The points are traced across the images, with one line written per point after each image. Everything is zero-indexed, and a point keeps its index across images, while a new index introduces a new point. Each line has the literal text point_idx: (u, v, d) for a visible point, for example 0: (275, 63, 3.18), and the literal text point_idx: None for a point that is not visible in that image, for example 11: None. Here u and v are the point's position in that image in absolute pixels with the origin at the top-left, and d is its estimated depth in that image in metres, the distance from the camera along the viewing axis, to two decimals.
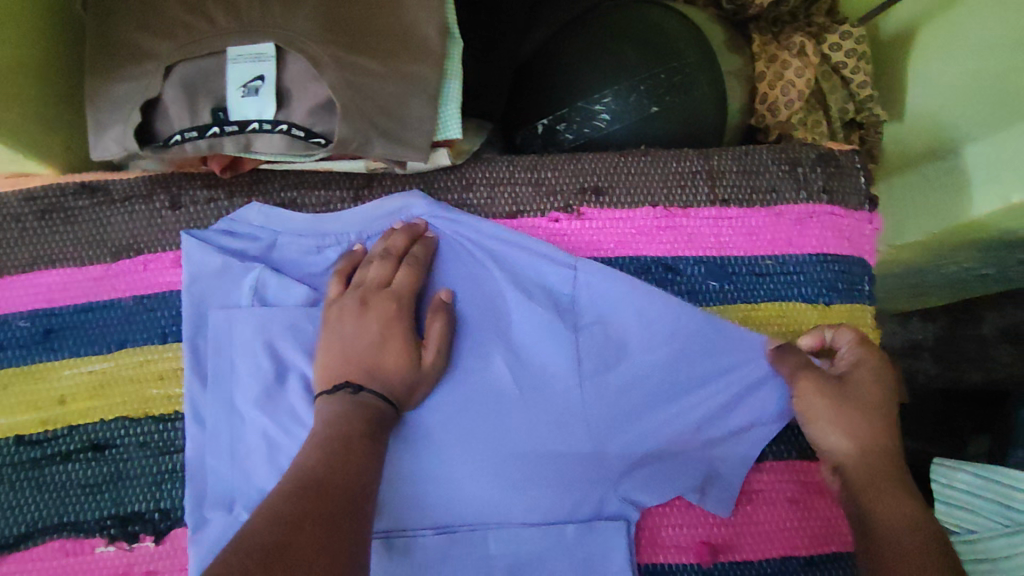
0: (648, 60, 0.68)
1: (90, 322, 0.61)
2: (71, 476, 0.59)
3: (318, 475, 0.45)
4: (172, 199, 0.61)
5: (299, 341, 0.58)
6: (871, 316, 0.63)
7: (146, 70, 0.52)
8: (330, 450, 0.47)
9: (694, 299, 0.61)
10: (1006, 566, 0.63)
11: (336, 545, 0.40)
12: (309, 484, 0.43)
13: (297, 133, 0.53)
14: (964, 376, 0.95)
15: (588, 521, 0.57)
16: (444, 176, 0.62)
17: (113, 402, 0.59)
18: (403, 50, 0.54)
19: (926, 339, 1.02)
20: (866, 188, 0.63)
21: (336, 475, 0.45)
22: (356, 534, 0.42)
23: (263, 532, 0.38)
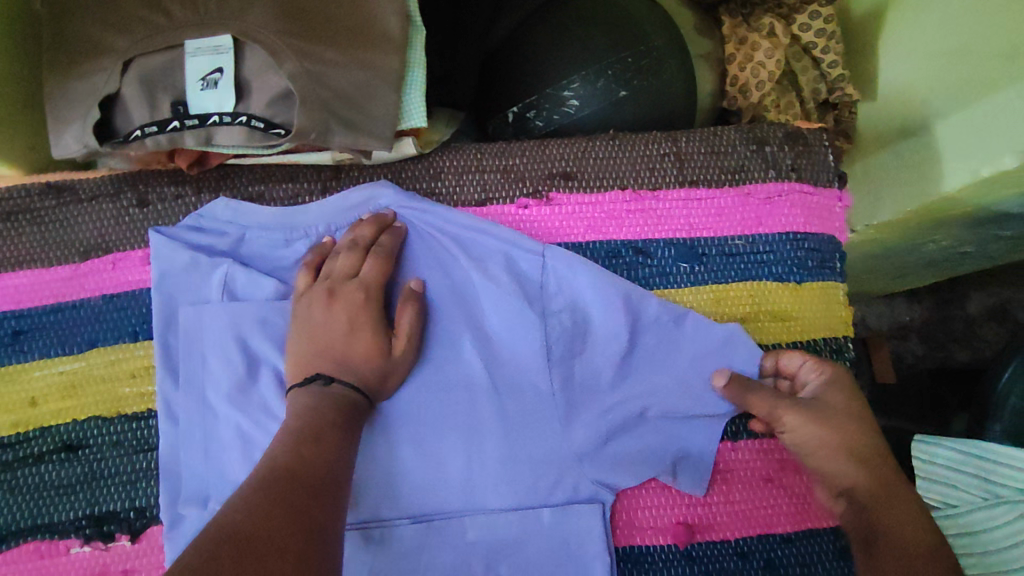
0: (616, 44, 0.68)
1: (60, 323, 0.60)
2: (45, 477, 0.58)
3: (287, 464, 0.44)
4: (139, 197, 0.61)
5: (270, 334, 0.58)
6: (844, 293, 0.63)
7: (104, 66, 0.52)
8: (299, 440, 0.46)
9: (665, 281, 0.61)
10: (988, 538, 0.64)
11: (304, 533, 0.39)
12: (277, 474, 0.43)
13: (256, 124, 0.52)
14: (952, 356, 1.02)
15: (564, 506, 0.57)
16: (411, 165, 0.62)
17: (85, 401, 0.59)
18: (363, 40, 0.54)
19: (914, 320, 1.05)
20: (834, 166, 0.63)
21: (306, 463, 0.45)
22: (328, 521, 0.42)
23: (233, 522, 0.38)
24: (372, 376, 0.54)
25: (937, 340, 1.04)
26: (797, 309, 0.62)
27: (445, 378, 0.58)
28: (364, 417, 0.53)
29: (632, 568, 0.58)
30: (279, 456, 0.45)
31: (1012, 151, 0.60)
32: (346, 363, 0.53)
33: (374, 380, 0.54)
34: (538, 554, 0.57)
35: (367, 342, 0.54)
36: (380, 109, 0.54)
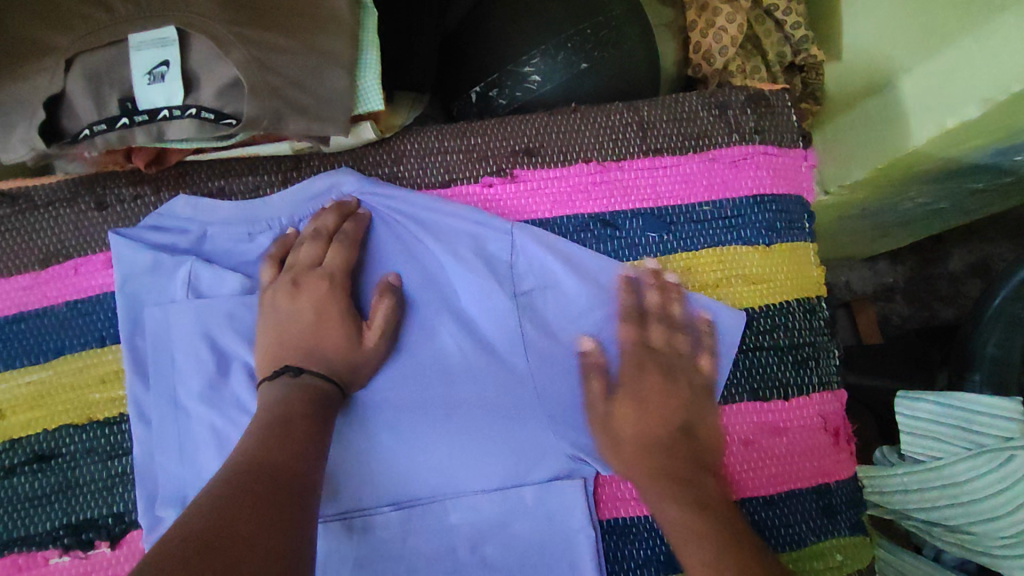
0: (575, 16, 0.67)
1: (24, 333, 0.59)
2: (20, 489, 0.57)
3: (255, 457, 0.44)
4: (97, 200, 0.60)
5: (238, 330, 0.57)
6: (815, 253, 0.63)
7: (44, 66, 0.50)
8: (270, 431, 0.46)
9: (635, 252, 0.61)
10: (971, 489, 0.65)
11: (274, 523, 0.39)
12: (247, 468, 0.42)
13: (208, 116, 0.52)
14: (936, 314, 1.04)
15: (544, 484, 0.57)
16: (372, 151, 0.61)
17: (55, 411, 0.58)
18: (311, 24, 0.53)
19: (897, 281, 1.06)
20: (797, 125, 0.63)
21: (274, 453, 0.44)
22: (299, 513, 0.41)
23: (198, 519, 0.37)
24: (342, 365, 0.53)
25: (922, 299, 1.05)
26: (769, 271, 0.62)
27: (418, 363, 0.57)
28: (337, 406, 0.52)
29: (617, 539, 0.57)
30: (246, 449, 0.45)
31: (976, 100, 0.60)
32: (315, 354, 0.52)
33: (345, 369, 0.53)
34: (523, 533, 0.56)
35: (338, 330, 0.54)
36: (333, 94, 0.54)
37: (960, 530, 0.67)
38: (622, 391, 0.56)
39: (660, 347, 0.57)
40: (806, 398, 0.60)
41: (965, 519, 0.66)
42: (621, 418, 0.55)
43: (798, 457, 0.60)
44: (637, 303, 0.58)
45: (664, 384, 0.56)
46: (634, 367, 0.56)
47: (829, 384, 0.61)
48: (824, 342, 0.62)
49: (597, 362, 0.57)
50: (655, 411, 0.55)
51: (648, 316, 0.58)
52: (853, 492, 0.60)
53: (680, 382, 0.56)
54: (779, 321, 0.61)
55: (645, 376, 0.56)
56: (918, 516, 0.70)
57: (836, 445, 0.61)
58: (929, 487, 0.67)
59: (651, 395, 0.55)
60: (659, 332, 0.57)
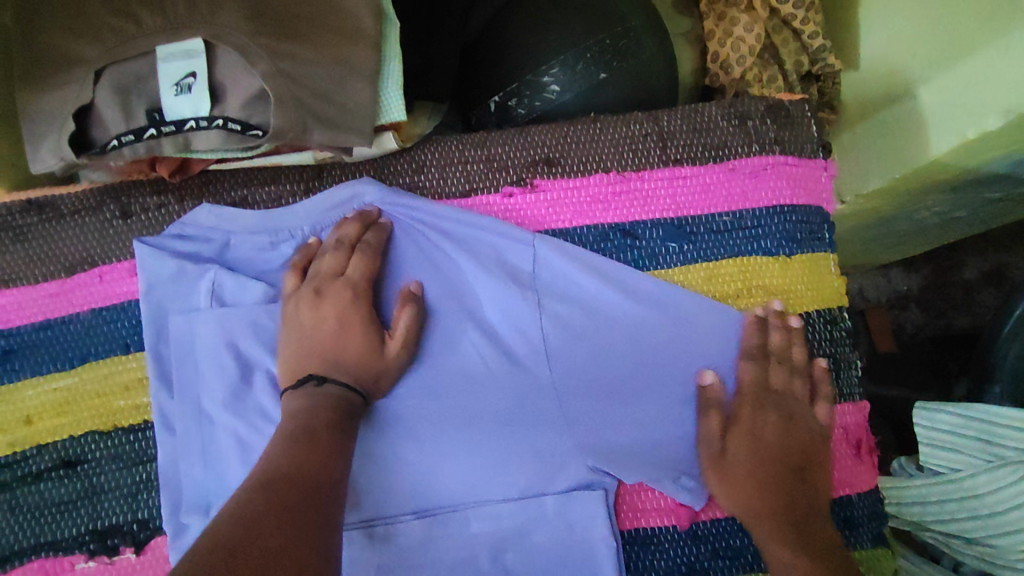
0: (593, 26, 0.68)
1: (50, 340, 0.60)
2: (46, 495, 0.58)
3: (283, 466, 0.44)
4: (122, 209, 0.60)
5: (261, 338, 0.58)
6: (835, 263, 0.63)
7: (77, 77, 0.52)
8: (297, 440, 0.46)
9: (655, 262, 0.61)
10: (991, 499, 0.64)
11: (305, 533, 0.39)
12: (273, 479, 0.43)
13: (233, 127, 0.52)
14: (952, 322, 1.03)
15: (565, 492, 0.57)
16: (393, 160, 0.62)
17: (80, 417, 0.59)
18: (336, 35, 0.53)
19: (912, 289, 1.05)
20: (817, 135, 0.63)
21: (299, 458, 0.45)
22: (326, 526, 0.41)
23: (228, 530, 0.37)
24: (364, 373, 0.54)
25: (937, 308, 1.04)
26: (789, 282, 0.62)
27: (439, 373, 0.58)
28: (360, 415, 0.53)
29: (639, 550, 0.58)
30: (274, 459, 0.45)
31: (997, 110, 0.60)
32: (337, 361, 0.53)
33: (367, 376, 0.54)
34: (543, 543, 0.56)
35: (361, 339, 0.54)
36: (357, 104, 0.54)
37: (981, 543, 0.67)
38: (742, 427, 0.55)
39: (779, 387, 0.57)
40: None
41: (986, 531, 0.66)
42: (737, 459, 0.54)
43: None
44: (777, 346, 0.58)
45: (784, 423, 0.55)
46: (752, 407, 0.56)
47: (850, 395, 0.61)
48: (845, 353, 0.61)
49: (716, 399, 0.56)
50: (769, 451, 0.54)
51: (768, 357, 0.57)
52: (874, 504, 0.60)
53: (796, 421, 0.56)
54: None
55: (764, 418, 0.55)
56: (938, 528, 0.70)
57: (857, 456, 0.60)
58: (949, 498, 0.68)
59: (768, 432, 0.55)
60: (782, 375, 0.57)
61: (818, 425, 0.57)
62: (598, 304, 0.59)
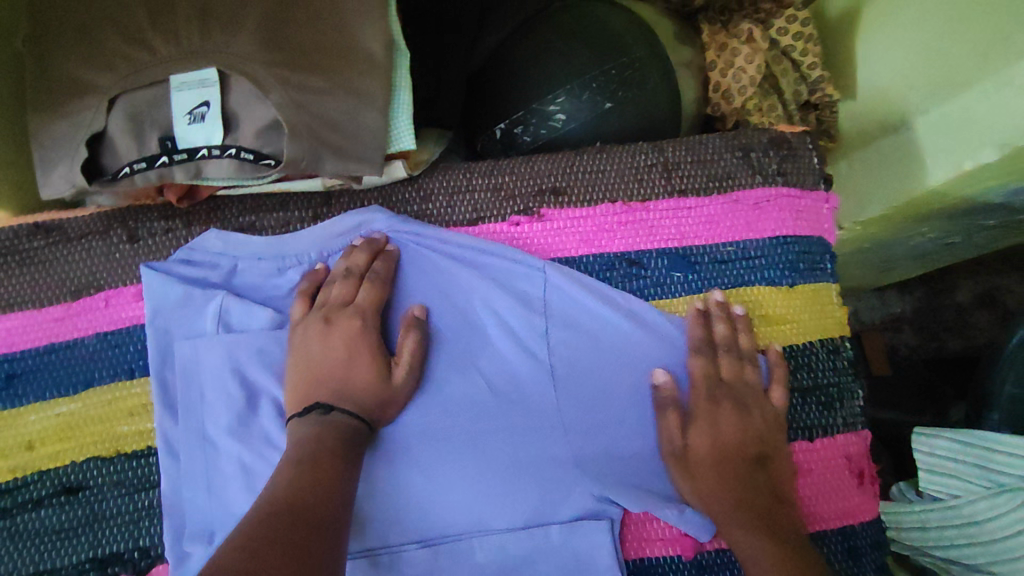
0: (598, 56, 0.69)
1: (54, 365, 0.59)
2: (45, 523, 0.56)
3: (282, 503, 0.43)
4: (129, 233, 0.61)
5: (268, 364, 0.58)
6: (837, 294, 0.64)
7: (90, 104, 0.52)
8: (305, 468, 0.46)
9: (661, 292, 0.62)
10: (990, 527, 0.66)
11: (307, 569, 0.39)
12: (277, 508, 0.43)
13: (247, 156, 0.53)
14: (945, 344, 1.04)
15: (572, 522, 0.57)
16: (402, 188, 0.62)
17: (83, 443, 0.58)
18: (347, 66, 0.54)
19: (906, 311, 1.07)
20: (819, 168, 0.64)
21: (299, 489, 0.45)
22: (330, 555, 0.41)
23: (236, 556, 0.37)
24: (371, 399, 0.54)
25: (931, 330, 1.06)
26: (792, 312, 0.62)
27: (445, 400, 0.58)
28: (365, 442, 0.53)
29: None
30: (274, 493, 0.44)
31: (992, 143, 0.62)
32: (346, 388, 0.53)
33: (374, 404, 0.54)
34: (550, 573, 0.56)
35: (370, 366, 0.54)
36: (367, 134, 0.55)
37: (979, 569, 0.68)
38: (700, 423, 0.57)
39: (729, 379, 0.58)
40: (830, 439, 0.61)
41: (985, 559, 0.67)
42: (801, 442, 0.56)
43: (820, 501, 0.60)
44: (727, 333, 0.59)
45: (739, 417, 0.56)
46: (707, 401, 0.57)
47: (853, 425, 0.61)
48: (849, 383, 0.62)
49: (671, 398, 0.57)
50: (754, 431, 0.56)
51: (716, 347, 0.59)
52: (877, 534, 0.60)
53: (751, 412, 0.57)
54: (802, 361, 0.62)
55: (720, 412, 0.57)
56: (937, 553, 0.72)
57: (859, 485, 0.61)
58: (948, 525, 0.70)
59: (725, 428, 0.56)
60: (730, 365, 0.58)
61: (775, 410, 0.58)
62: (602, 331, 0.60)
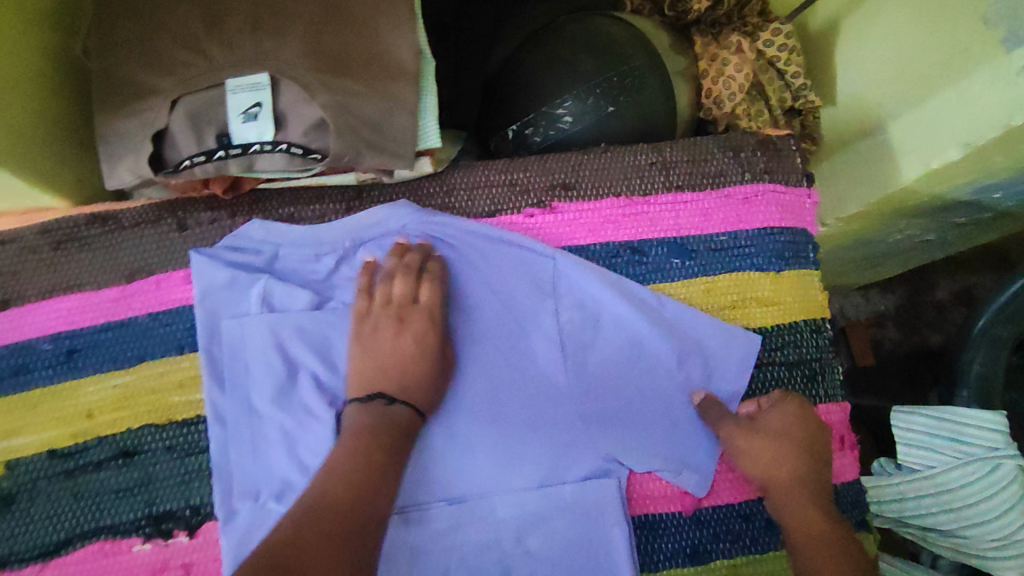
0: (601, 65, 0.76)
1: (109, 341, 0.65)
2: (105, 482, 0.62)
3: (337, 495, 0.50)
4: (179, 222, 0.67)
5: (308, 341, 0.64)
6: (819, 279, 0.71)
7: (152, 104, 0.58)
8: (361, 463, 0.53)
9: (661, 276, 0.69)
10: (963, 493, 0.74)
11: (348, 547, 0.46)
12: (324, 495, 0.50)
13: (297, 150, 0.59)
14: (926, 339, 1.12)
15: (583, 480, 0.63)
16: (427, 183, 0.69)
17: (137, 411, 0.63)
18: (381, 71, 0.60)
19: (889, 308, 1.15)
20: (802, 166, 0.71)
21: (349, 479, 0.51)
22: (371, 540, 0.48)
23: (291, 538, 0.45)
24: (423, 384, 0.61)
25: (912, 325, 1.13)
26: (778, 295, 0.69)
27: (467, 373, 0.65)
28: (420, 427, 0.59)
29: (647, 533, 0.63)
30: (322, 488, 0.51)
31: (956, 143, 0.69)
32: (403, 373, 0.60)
33: (424, 387, 0.61)
34: (564, 526, 0.62)
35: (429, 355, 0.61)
36: (400, 132, 0.61)
37: (955, 534, 0.76)
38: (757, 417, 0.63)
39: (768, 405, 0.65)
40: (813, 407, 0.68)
41: (958, 524, 0.75)
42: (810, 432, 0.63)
43: None
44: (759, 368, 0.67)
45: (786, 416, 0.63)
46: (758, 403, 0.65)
47: (834, 396, 0.68)
48: (829, 358, 0.69)
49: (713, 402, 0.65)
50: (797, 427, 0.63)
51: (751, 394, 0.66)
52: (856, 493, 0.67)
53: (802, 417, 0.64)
54: (788, 339, 0.68)
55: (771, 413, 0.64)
56: (917, 522, 0.78)
57: (840, 450, 0.68)
58: (925, 493, 0.76)
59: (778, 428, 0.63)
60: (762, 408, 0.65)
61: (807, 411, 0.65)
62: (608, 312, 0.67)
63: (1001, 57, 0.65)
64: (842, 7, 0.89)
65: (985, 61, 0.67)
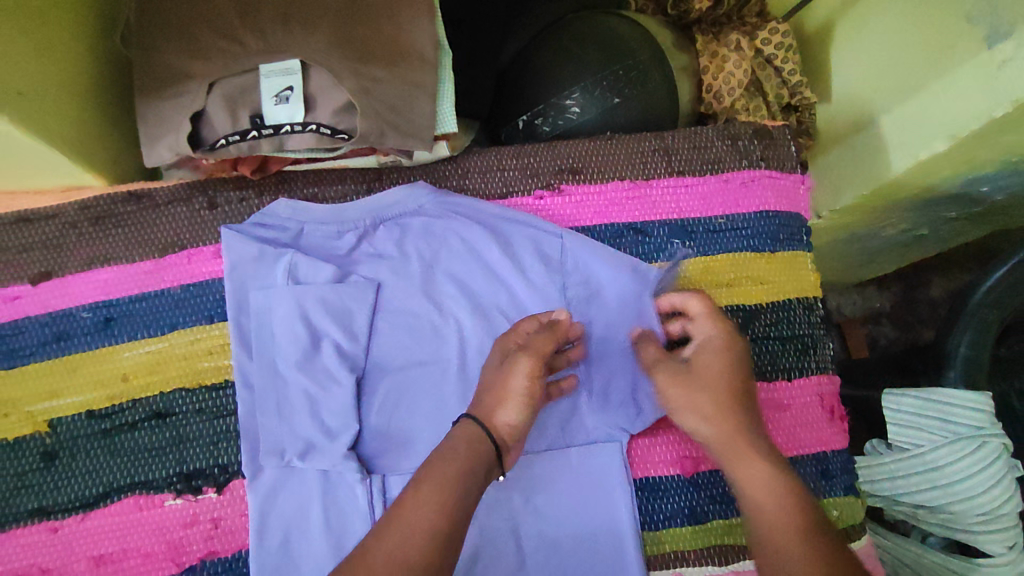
0: (607, 58, 0.80)
1: (143, 310, 0.69)
2: (140, 441, 0.66)
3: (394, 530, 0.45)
4: (209, 201, 0.71)
5: (330, 312, 0.68)
6: (811, 260, 0.75)
7: (191, 88, 0.63)
8: (427, 530, 0.46)
9: (662, 255, 0.73)
10: (951, 470, 0.76)
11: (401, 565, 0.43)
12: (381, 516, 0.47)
13: (325, 131, 0.63)
14: (920, 336, 1.18)
15: (588, 445, 0.67)
16: (443, 166, 0.74)
17: (169, 376, 0.68)
18: (403, 59, 0.65)
19: (885, 306, 1.20)
20: (796, 155, 0.76)
21: (412, 511, 0.46)
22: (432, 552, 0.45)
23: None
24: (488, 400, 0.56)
25: (907, 323, 1.19)
26: (774, 274, 0.73)
27: (480, 343, 0.69)
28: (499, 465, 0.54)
29: (648, 494, 0.67)
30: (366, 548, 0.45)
31: (943, 135, 0.73)
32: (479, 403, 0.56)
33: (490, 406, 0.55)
34: (570, 487, 0.66)
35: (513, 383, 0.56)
36: (420, 115, 0.65)
37: (942, 511, 0.79)
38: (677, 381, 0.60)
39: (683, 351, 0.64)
40: (805, 378, 0.72)
41: (946, 500, 0.78)
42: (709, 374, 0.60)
43: (800, 431, 0.70)
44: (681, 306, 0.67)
45: (681, 374, 0.61)
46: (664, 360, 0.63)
47: (824, 369, 0.73)
48: (820, 334, 0.74)
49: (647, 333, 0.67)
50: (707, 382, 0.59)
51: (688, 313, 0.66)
52: (845, 461, 0.71)
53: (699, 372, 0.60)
54: (782, 315, 0.73)
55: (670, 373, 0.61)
56: (907, 501, 0.83)
57: (830, 420, 0.72)
58: (914, 472, 0.80)
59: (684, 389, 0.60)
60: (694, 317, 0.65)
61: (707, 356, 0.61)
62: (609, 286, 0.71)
63: (984, 53, 0.69)
64: (837, 7, 0.93)
65: (969, 56, 0.71)
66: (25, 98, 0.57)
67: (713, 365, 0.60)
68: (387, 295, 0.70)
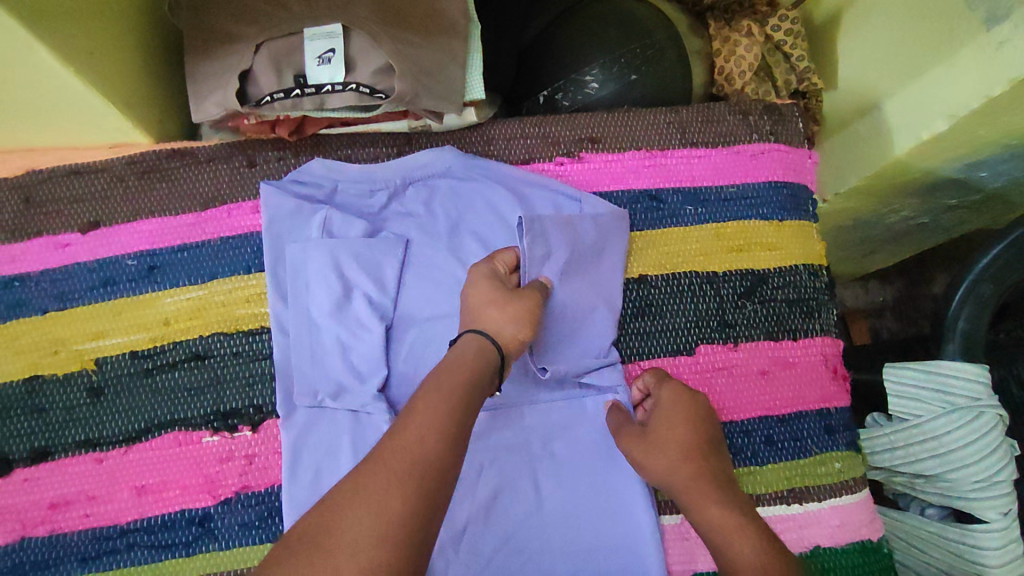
0: (625, 38, 0.84)
1: (185, 260, 0.73)
2: (180, 381, 0.70)
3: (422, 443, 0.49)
4: (248, 159, 0.75)
5: (361, 263, 0.72)
6: (816, 230, 0.79)
7: (238, 49, 0.67)
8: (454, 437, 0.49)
9: (676, 220, 0.77)
10: (947, 440, 0.79)
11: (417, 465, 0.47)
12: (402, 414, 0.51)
13: (364, 90, 0.67)
14: (922, 329, 1.22)
15: (604, 394, 0.72)
16: (470, 133, 0.77)
17: (209, 321, 0.71)
18: (436, 29, 0.69)
19: (887, 300, 1.25)
20: (803, 131, 0.80)
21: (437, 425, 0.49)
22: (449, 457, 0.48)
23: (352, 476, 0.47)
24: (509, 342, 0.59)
25: (910, 316, 1.23)
26: (782, 241, 0.77)
27: None
28: (501, 372, 0.58)
29: None
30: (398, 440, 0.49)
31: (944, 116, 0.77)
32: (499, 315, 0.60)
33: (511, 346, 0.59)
34: (586, 435, 0.70)
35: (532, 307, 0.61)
36: (451, 80, 0.69)
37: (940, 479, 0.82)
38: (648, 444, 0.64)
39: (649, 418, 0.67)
40: (811, 339, 0.76)
41: (943, 468, 0.81)
42: (674, 439, 0.63)
43: (804, 389, 0.74)
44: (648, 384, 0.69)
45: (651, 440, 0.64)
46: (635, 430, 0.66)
47: (827, 332, 0.77)
48: (824, 300, 0.77)
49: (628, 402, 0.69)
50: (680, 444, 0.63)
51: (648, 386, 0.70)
52: (846, 419, 0.75)
53: (669, 437, 0.63)
54: (788, 280, 0.76)
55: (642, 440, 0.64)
56: (906, 471, 0.86)
57: (832, 380, 0.76)
58: (912, 442, 0.83)
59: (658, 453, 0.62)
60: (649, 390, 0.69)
61: (673, 424, 0.64)
62: (615, 234, 0.73)
63: (983, 35, 0.73)
64: None
65: (967, 39, 0.75)
66: (91, 54, 0.62)
67: (680, 427, 0.64)
68: (415, 251, 0.74)
